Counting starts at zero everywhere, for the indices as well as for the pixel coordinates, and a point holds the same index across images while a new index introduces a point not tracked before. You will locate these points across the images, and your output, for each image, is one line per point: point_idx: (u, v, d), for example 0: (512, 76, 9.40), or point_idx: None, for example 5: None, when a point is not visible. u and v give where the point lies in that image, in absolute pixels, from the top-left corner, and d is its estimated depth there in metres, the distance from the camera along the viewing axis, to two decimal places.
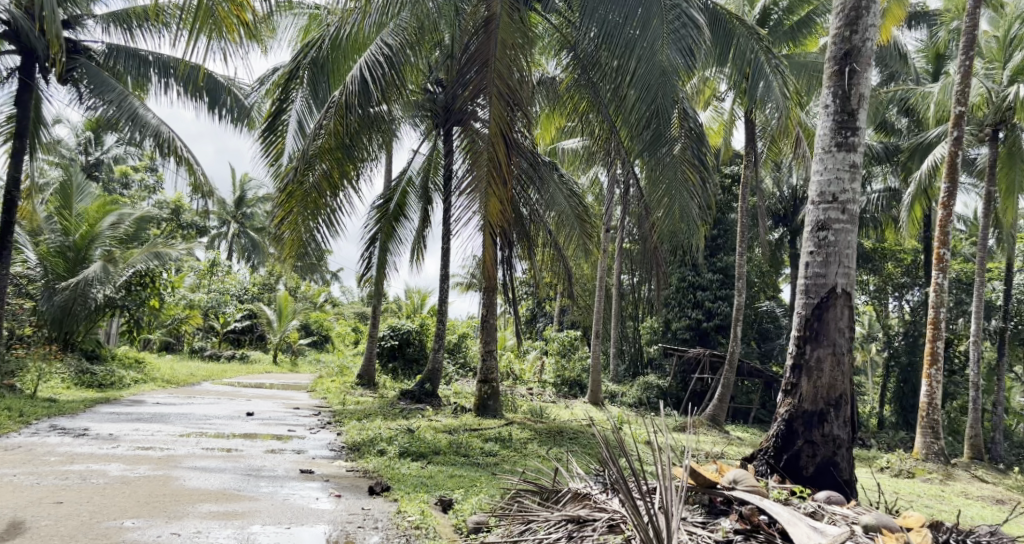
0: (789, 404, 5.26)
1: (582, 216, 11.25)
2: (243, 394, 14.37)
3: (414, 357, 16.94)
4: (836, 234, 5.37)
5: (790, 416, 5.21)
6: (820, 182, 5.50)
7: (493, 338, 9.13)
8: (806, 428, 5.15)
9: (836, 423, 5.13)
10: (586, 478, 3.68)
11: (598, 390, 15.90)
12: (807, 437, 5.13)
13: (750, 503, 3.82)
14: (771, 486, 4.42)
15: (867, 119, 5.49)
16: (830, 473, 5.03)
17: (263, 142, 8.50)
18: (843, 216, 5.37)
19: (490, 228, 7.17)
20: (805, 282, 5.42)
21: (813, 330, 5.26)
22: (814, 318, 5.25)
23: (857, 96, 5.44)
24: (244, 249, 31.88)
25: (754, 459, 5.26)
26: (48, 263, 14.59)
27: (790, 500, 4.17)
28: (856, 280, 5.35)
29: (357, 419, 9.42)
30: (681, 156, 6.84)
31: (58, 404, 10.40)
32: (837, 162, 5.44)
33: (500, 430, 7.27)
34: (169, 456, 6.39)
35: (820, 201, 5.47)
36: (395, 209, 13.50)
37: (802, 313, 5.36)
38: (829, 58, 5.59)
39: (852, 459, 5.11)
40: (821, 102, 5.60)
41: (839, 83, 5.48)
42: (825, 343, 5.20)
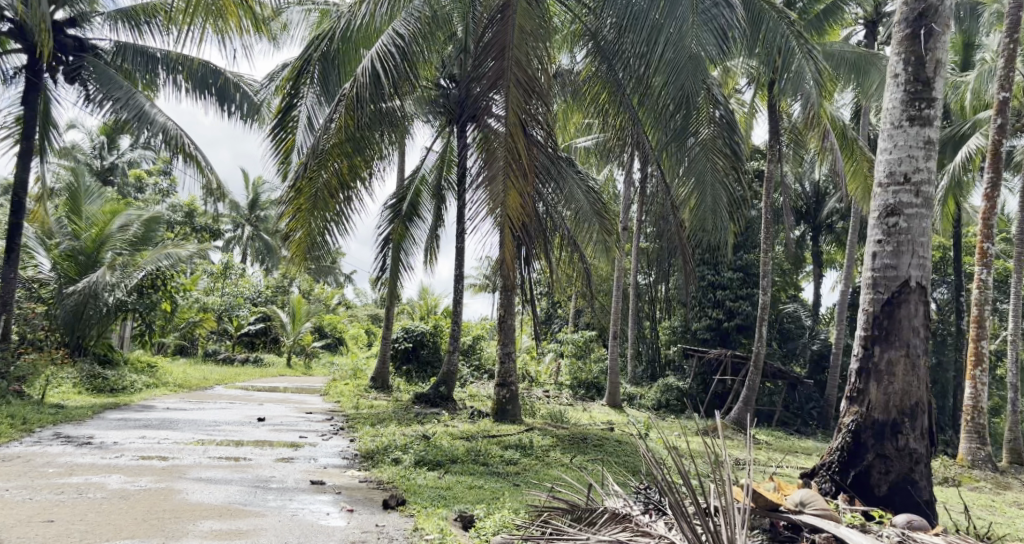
0: (857, 414, 4.98)
1: (603, 213, 10.82)
2: (255, 398, 14.13)
3: (428, 359, 16.68)
4: (908, 220, 5.05)
5: (858, 427, 4.93)
6: (889, 161, 5.18)
7: (511, 339, 8.80)
8: (877, 440, 4.86)
9: (913, 436, 4.82)
10: (625, 498, 3.31)
11: (617, 393, 15.56)
12: (879, 450, 4.83)
13: (824, 531, 3.44)
14: (844, 510, 4.08)
15: (944, 87, 5.16)
16: (907, 491, 4.73)
17: (272, 140, 8.23)
18: (916, 199, 5.04)
19: (509, 222, 6.84)
20: (873, 275, 5.12)
21: (882, 328, 4.98)
22: (884, 315, 4.96)
23: (933, 62, 5.12)
24: (258, 252, 31.79)
25: (817, 476, 5.02)
26: (60, 267, 14.46)
27: (869, 526, 3.80)
28: (931, 272, 5.03)
29: (371, 424, 9.12)
30: (708, 145, 6.57)
31: (67, 410, 10.18)
32: (910, 138, 5.12)
33: (519, 437, 6.96)
34: (173, 466, 6.12)
35: (889, 182, 5.15)
36: (408, 209, 13.23)
37: (870, 309, 5.07)
38: (899, 21, 5.27)
39: (931, 476, 4.79)
40: (891, 71, 5.28)
41: (913, 47, 5.16)
42: (897, 343, 4.92)
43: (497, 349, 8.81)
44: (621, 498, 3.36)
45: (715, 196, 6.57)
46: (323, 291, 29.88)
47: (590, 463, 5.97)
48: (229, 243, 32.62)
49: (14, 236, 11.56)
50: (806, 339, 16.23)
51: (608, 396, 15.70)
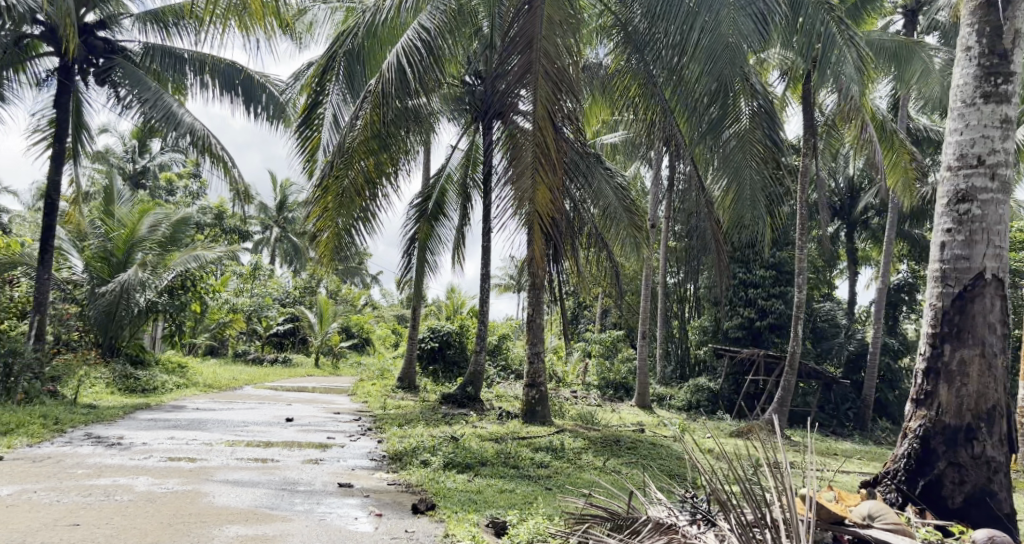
0: (924, 418, 4.76)
1: (633, 209, 10.65)
2: (283, 398, 14.13)
3: (455, 359, 16.59)
4: (982, 206, 4.79)
5: (926, 434, 4.72)
6: (960, 143, 4.92)
7: (540, 339, 8.65)
8: (948, 448, 4.64)
9: (989, 444, 4.59)
10: (670, 508, 3.11)
11: (647, 393, 15.32)
12: (950, 458, 4.62)
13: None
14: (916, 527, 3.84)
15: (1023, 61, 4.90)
16: (985, 503, 4.50)
17: (298, 138, 8.23)
18: (991, 183, 4.78)
19: (538, 218, 6.81)
20: (942, 266, 4.88)
21: (953, 326, 4.75)
22: (956, 310, 4.72)
23: (1010, 32, 4.89)
24: (286, 254, 32.00)
25: (880, 485, 4.81)
26: (93, 268, 14.61)
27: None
28: (1006, 262, 4.79)
29: (398, 425, 9.02)
30: (744, 138, 6.41)
31: (98, 410, 10.23)
32: (984, 117, 4.84)
33: (550, 438, 6.80)
34: (201, 467, 6.05)
35: (960, 165, 4.89)
36: (433, 208, 13.16)
37: (938, 304, 4.83)
38: None
39: (1009, 487, 4.56)
40: (962, 44, 5.03)
41: (987, 18, 4.94)
42: (970, 342, 4.69)
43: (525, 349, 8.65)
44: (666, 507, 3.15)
45: (750, 195, 6.52)
46: (350, 292, 29.94)
47: (625, 467, 5.80)
48: (257, 245, 32.85)
49: (46, 238, 11.64)
50: (842, 338, 15.84)
51: (637, 397, 15.46)
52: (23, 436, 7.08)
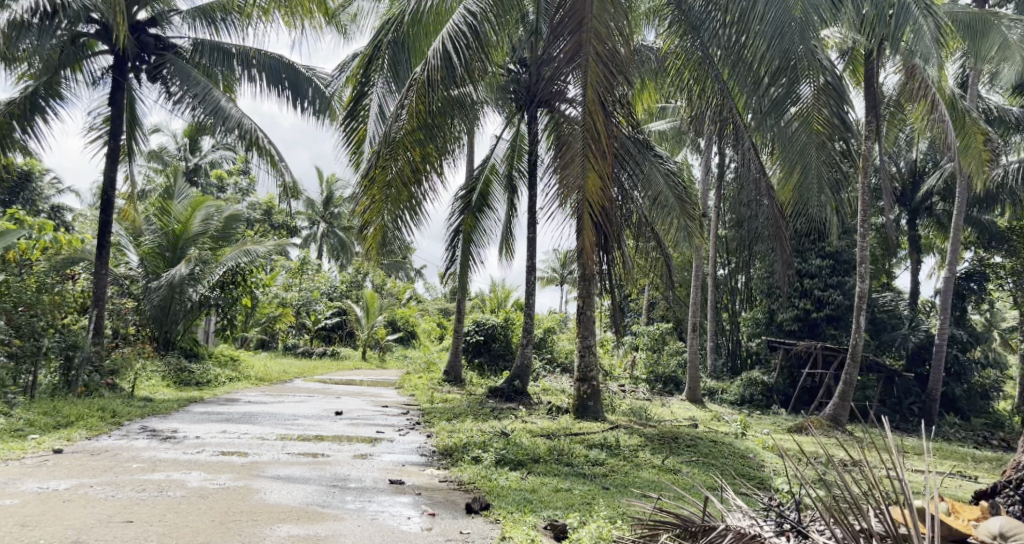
0: None
1: (686, 198, 10.29)
2: (332, 391, 14.17)
3: (500, 353, 16.46)
4: None
5: None
6: None
7: (591, 332, 8.40)
8: None
9: None
10: (754, 517, 2.91)
11: (698, 387, 14.95)
12: None
13: None
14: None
15: None
16: None
17: (346, 130, 8.18)
18: None
19: (589, 206, 6.59)
20: None
21: None
22: None
23: None
24: (333, 249, 32.31)
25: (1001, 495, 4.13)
26: (148, 263, 14.86)
27: None
28: None
29: (447, 419, 8.88)
30: (808, 118, 6.04)
31: (153, 403, 10.34)
32: None
33: (604, 434, 6.56)
34: (253, 462, 5.99)
35: None
36: (478, 200, 12.94)
37: None
38: None
39: None
40: None
41: None
42: None
43: (576, 342, 8.42)
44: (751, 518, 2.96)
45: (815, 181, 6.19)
46: (395, 286, 30.09)
47: (686, 467, 5.56)
48: (304, 240, 33.23)
49: (102, 233, 11.81)
50: (904, 329, 15.19)
51: (688, 390, 15.12)
52: (81, 428, 7.10)
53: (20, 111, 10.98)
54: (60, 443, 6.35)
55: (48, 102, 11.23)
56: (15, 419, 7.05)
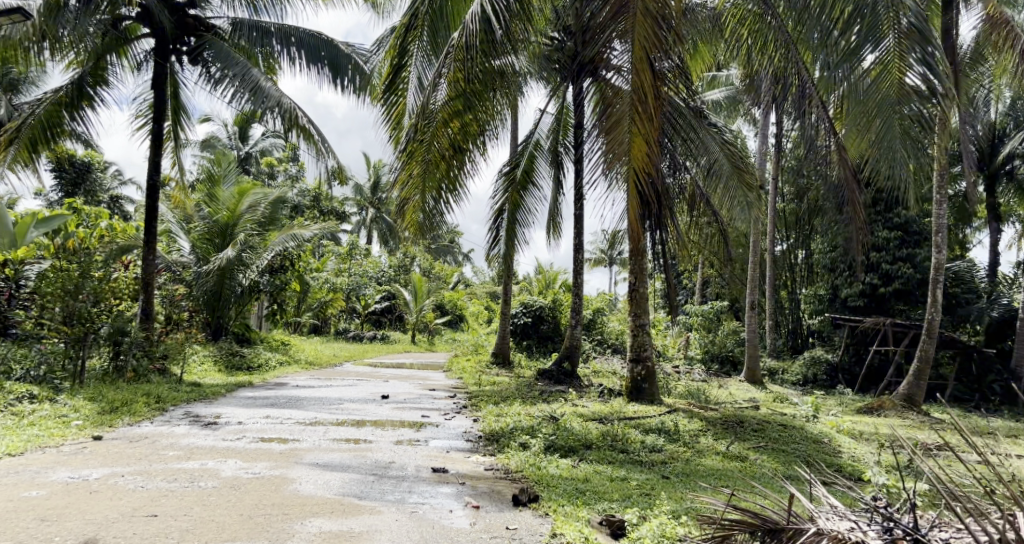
0: None
1: (744, 167, 9.68)
2: (380, 374, 14.02)
3: (550, 334, 16.09)
4: None
5: None
6: None
7: (644, 310, 7.94)
8: None
9: None
10: (853, 521, 2.73)
11: (757, 367, 14.33)
12: None
13: None
14: None
15: None
16: None
17: (386, 105, 7.90)
18: None
19: (635, 173, 6.12)
20: None
21: None
22: None
23: None
24: (382, 234, 32.37)
25: None
26: (199, 248, 14.90)
27: None
28: None
29: (495, 402, 8.57)
30: (884, 70, 5.55)
31: (201, 388, 10.25)
32: None
33: (662, 418, 6.14)
34: (292, 449, 5.76)
35: None
36: (523, 177, 12.44)
37: None
38: None
39: None
40: None
41: None
42: None
43: (629, 320, 7.98)
44: (845, 518, 2.78)
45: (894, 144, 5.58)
46: (443, 268, 29.94)
47: (754, 454, 5.11)
48: (354, 226, 33.30)
49: (149, 218, 11.77)
50: (981, 303, 14.28)
51: (747, 371, 14.53)
52: (125, 414, 6.96)
53: (67, 98, 10.99)
54: (101, 429, 6.19)
55: (94, 88, 11.22)
56: (60, 405, 6.94)
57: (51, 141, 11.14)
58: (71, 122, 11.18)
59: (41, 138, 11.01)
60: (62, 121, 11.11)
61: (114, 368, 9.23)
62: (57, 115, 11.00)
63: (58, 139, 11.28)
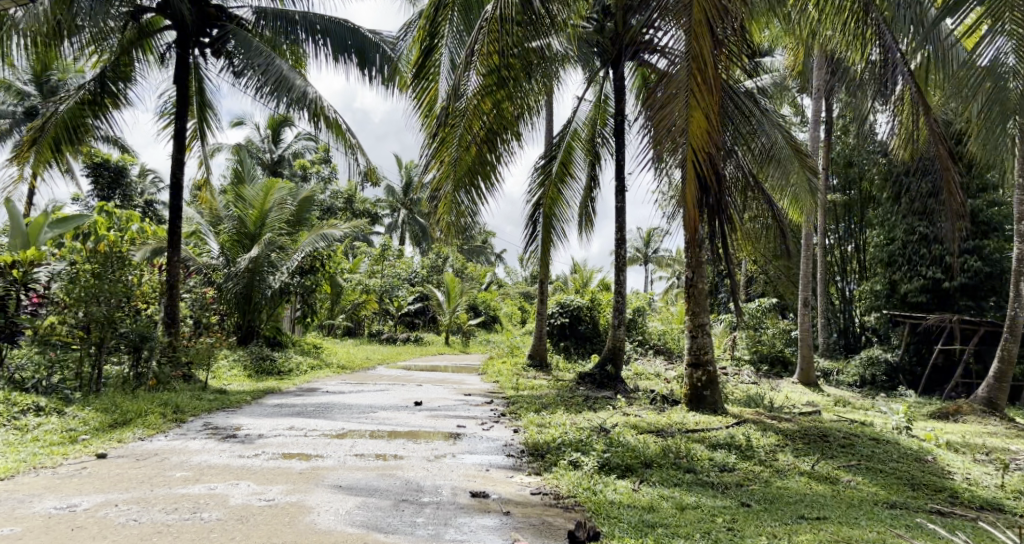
0: None
1: (804, 149, 8.87)
2: (414, 378, 13.44)
3: (588, 335, 15.35)
4: None
5: None
6: None
7: (704, 308, 7.22)
8: None
9: None
10: None
11: (812, 368, 13.48)
12: None
13: None
14: None
15: None
16: None
17: (416, 91, 7.23)
18: None
19: (693, 154, 5.38)
20: None
21: None
22: None
23: None
24: (416, 235, 31.94)
25: None
26: (229, 250, 14.50)
27: None
28: None
29: (536, 410, 7.90)
30: (974, 34, 4.72)
31: (226, 396, 9.73)
32: None
33: (730, 429, 5.44)
34: (315, 467, 5.18)
35: None
36: (559, 170, 11.75)
37: None
38: None
39: None
40: None
41: None
42: None
43: (686, 320, 7.28)
44: None
45: (999, 121, 4.79)
46: (476, 269, 29.35)
47: (846, 475, 4.43)
48: (386, 227, 32.91)
49: (173, 218, 11.31)
50: None
51: (800, 373, 13.69)
52: (137, 426, 6.43)
53: (91, 96, 10.56)
54: (108, 445, 5.66)
55: (117, 85, 10.80)
56: (70, 417, 6.44)
57: (75, 141, 10.75)
58: (95, 121, 10.79)
59: (65, 138, 10.63)
60: (85, 120, 10.71)
61: (134, 375, 8.76)
62: (80, 114, 10.61)
63: (82, 140, 10.88)
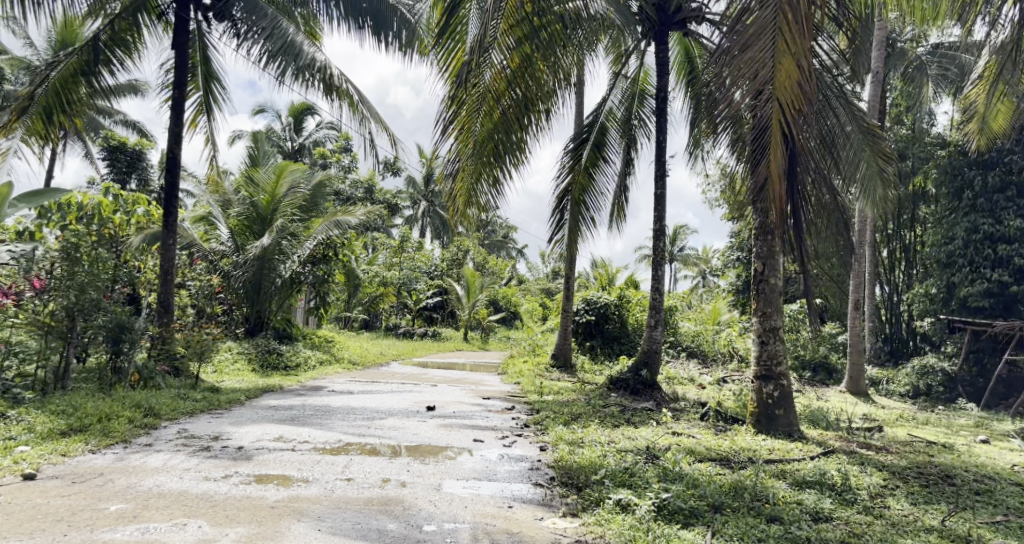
0: None
1: (877, 132, 7.46)
2: (429, 377, 12.39)
3: (615, 336, 14.18)
4: None
5: None
6: None
7: (776, 307, 6.18)
8: None
9: None
10: None
11: (863, 377, 12.22)
12: None
13: None
14: None
15: None
16: None
17: (439, 52, 5.89)
18: None
19: (780, 111, 4.24)
20: None
21: None
22: None
23: None
24: (437, 229, 30.98)
25: None
26: (238, 236, 13.53)
27: None
28: None
29: (566, 422, 6.82)
30: None
31: (220, 395, 8.74)
32: None
33: (816, 464, 4.38)
34: (294, 497, 4.17)
35: None
36: (591, 153, 10.50)
37: None
38: None
39: None
40: None
41: None
42: None
43: (754, 322, 6.27)
44: None
45: None
46: (497, 263, 28.21)
47: (995, 540, 3.52)
48: (406, 219, 31.90)
49: (168, 196, 10.21)
50: None
51: (849, 382, 12.41)
52: (94, 435, 5.45)
53: (82, 64, 9.31)
54: (46, 462, 4.69)
55: (113, 50, 9.59)
56: (17, 424, 5.45)
57: (69, 114, 9.44)
58: (90, 92, 9.52)
59: (57, 110, 9.27)
60: (79, 91, 9.42)
61: (113, 370, 7.73)
62: (73, 84, 9.32)
63: (76, 112, 9.59)
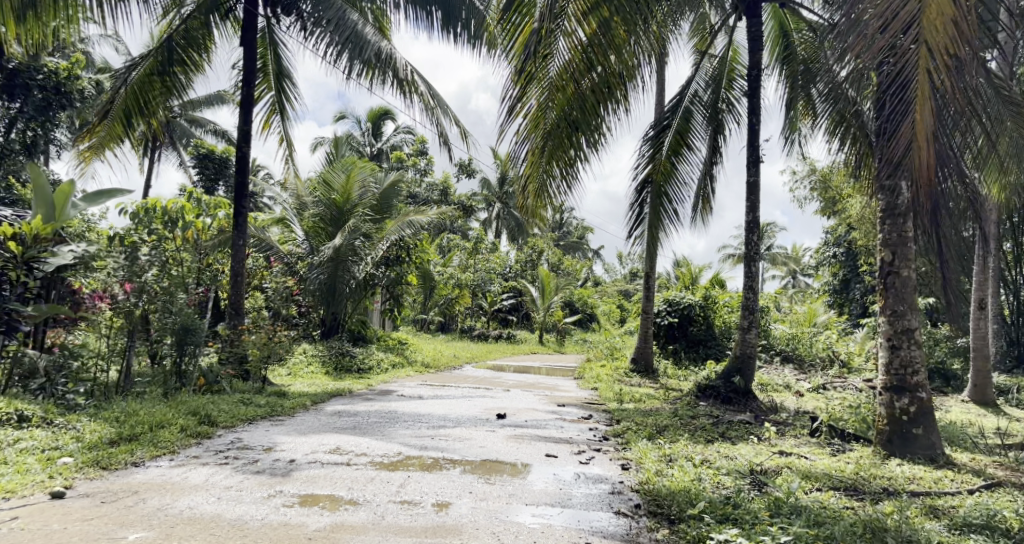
0: None
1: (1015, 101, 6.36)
2: (503, 381, 11.81)
3: (701, 339, 13.24)
4: None
5: None
6: None
7: (908, 303, 5.36)
8: None
9: None
10: None
11: (988, 386, 10.92)
12: None
13: None
14: None
15: None
16: None
17: (504, 28, 5.22)
18: None
19: (929, 54, 3.73)
20: None
21: None
22: None
23: None
24: (511, 231, 30.44)
25: None
26: (313, 237, 13.27)
27: None
28: None
29: (652, 436, 6.08)
30: None
31: (288, 400, 8.37)
32: None
33: (977, 500, 3.83)
34: (340, 526, 3.67)
35: None
36: (676, 139, 9.60)
37: None
38: None
39: None
40: None
41: None
42: None
43: (882, 323, 5.47)
44: None
45: None
46: (573, 265, 27.42)
47: None
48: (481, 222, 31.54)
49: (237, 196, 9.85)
50: None
51: (972, 391, 11.14)
52: (142, 444, 5.08)
53: (159, 65, 9.05)
54: (83, 476, 4.31)
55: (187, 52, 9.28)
56: (69, 433, 5.13)
57: (147, 116, 9.20)
58: (166, 93, 9.25)
59: (134, 113, 9.06)
60: (156, 94, 9.18)
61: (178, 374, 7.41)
62: (150, 86, 9.08)
63: (154, 114, 9.36)
